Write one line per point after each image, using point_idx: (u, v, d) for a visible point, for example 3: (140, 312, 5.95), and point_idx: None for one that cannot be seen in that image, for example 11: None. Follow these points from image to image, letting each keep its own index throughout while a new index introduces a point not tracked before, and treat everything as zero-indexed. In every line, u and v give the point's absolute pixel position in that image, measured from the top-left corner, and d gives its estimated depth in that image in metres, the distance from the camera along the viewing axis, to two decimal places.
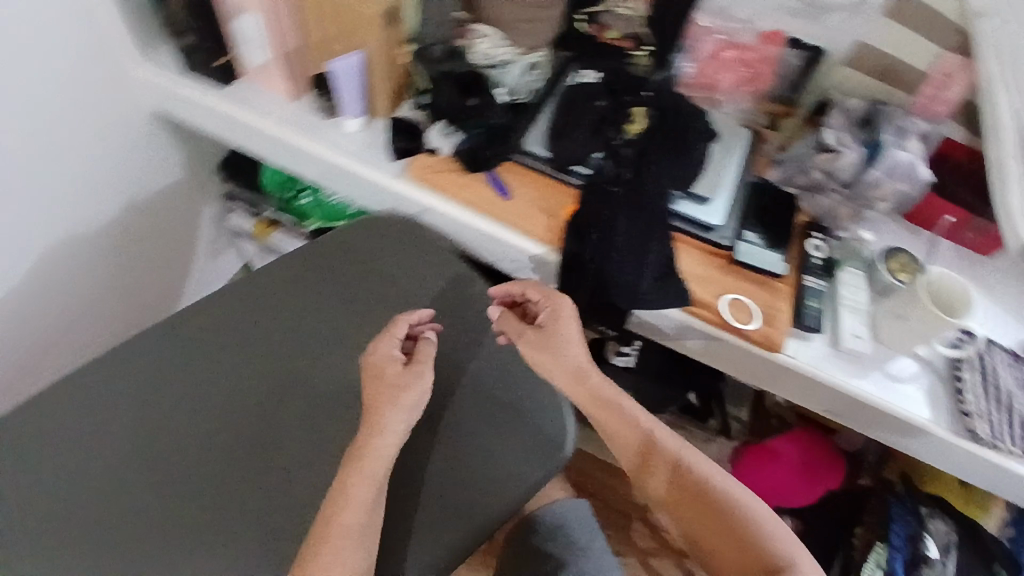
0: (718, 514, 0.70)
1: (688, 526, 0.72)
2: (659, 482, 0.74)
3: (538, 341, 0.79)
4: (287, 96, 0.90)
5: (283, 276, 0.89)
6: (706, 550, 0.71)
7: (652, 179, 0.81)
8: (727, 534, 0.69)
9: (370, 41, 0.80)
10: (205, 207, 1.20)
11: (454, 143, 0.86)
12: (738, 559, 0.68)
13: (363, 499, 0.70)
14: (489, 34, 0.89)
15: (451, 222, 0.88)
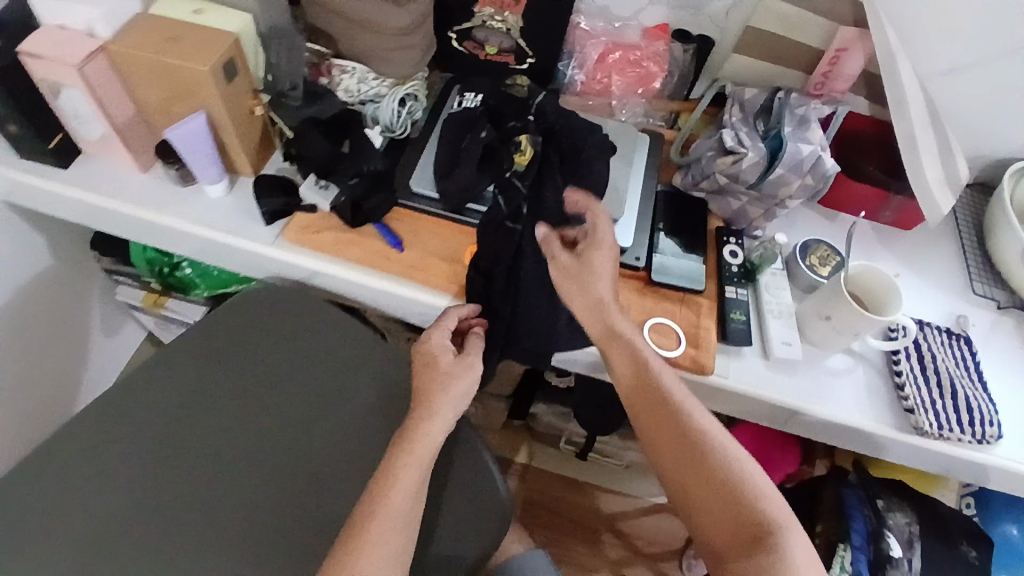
0: (717, 468, 0.59)
1: (676, 480, 0.61)
2: (654, 421, 0.62)
3: (571, 267, 0.70)
4: (138, 168, 0.79)
5: (186, 363, 0.83)
6: (689, 501, 0.59)
7: (548, 212, 0.74)
8: (717, 497, 0.58)
9: (211, 100, 0.71)
10: (85, 293, 1.07)
11: (331, 197, 0.77)
12: (722, 520, 0.57)
13: (404, 491, 0.61)
14: (353, 69, 0.81)
15: (343, 284, 0.79)
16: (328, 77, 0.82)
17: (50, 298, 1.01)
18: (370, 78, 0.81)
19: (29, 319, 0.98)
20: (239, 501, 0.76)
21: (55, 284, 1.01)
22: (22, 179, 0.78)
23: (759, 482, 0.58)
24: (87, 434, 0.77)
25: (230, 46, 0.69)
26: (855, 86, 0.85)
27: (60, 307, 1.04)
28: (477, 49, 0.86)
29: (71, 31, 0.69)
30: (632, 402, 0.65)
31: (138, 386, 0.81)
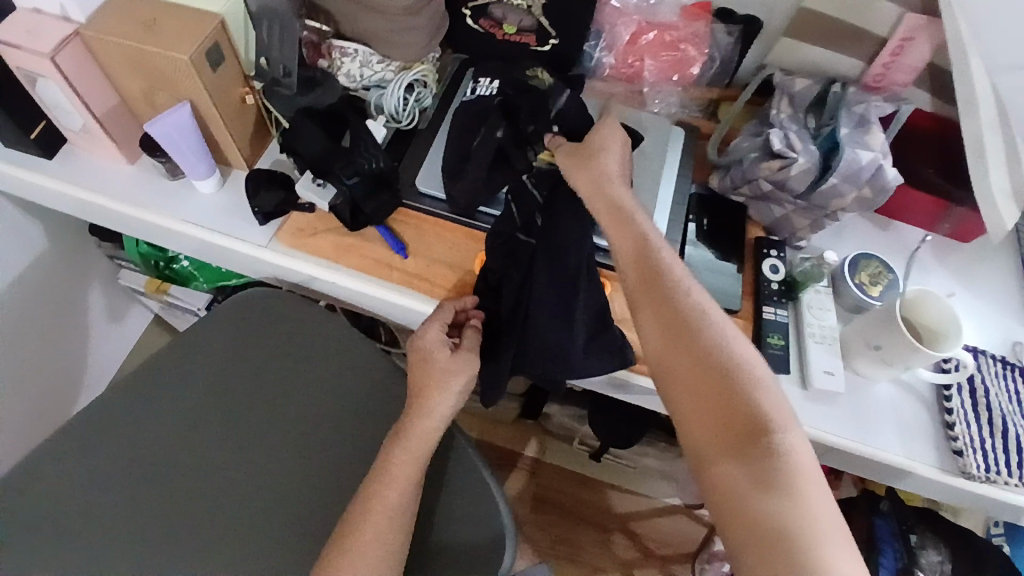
0: (726, 363, 0.50)
1: (663, 358, 0.53)
2: (661, 306, 0.54)
3: (575, 158, 0.63)
4: (124, 160, 0.73)
5: (177, 369, 0.78)
6: (674, 389, 0.51)
7: (562, 227, 0.65)
8: (709, 380, 0.50)
9: (197, 89, 0.64)
10: (86, 283, 1.04)
11: (329, 196, 0.70)
12: (709, 414, 0.49)
13: (392, 501, 0.59)
14: (356, 51, 0.73)
15: (342, 291, 0.73)
16: (328, 60, 0.74)
17: (46, 287, 0.96)
18: (374, 62, 0.74)
19: (25, 309, 0.94)
20: (226, 520, 0.71)
21: (51, 272, 0.96)
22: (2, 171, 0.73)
23: (770, 389, 0.50)
24: (72, 445, 0.73)
25: (214, 31, 0.62)
26: (920, 79, 0.74)
27: (58, 296, 0.99)
28: (494, 28, 0.77)
29: (39, 13, 0.63)
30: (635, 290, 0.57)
31: (127, 392, 0.77)
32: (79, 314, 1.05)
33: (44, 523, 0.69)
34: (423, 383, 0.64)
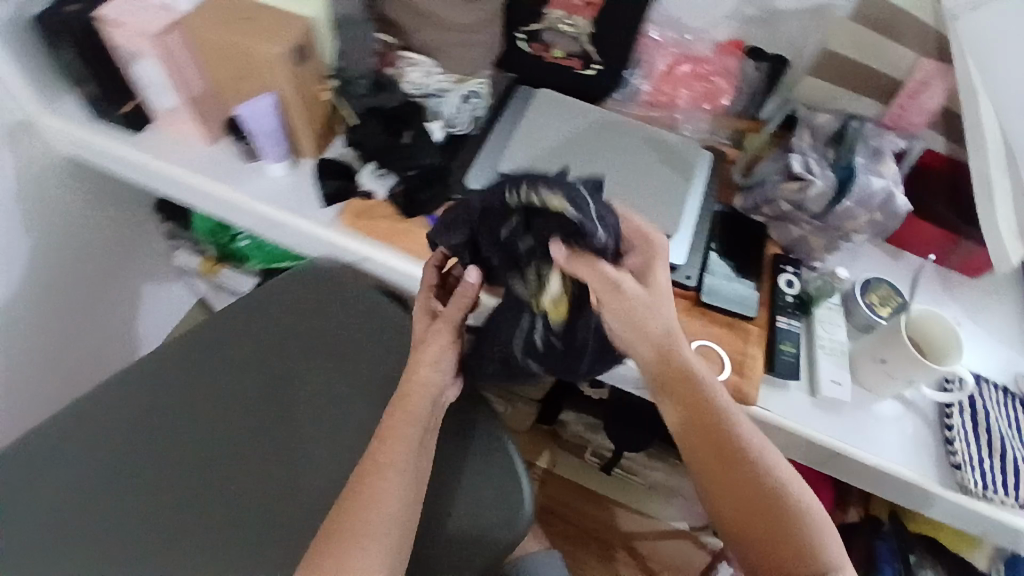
0: (748, 456, 0.58)
1: (703, 475, 0.59)
2: (682, 398, 0.59)
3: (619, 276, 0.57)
4: (206, 141, 0.82)
5: (217, 336, 0.82)
6: (718, 501, 0.59)
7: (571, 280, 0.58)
8: (751, 501, 0.57)
9: (280, 81, 0.72)
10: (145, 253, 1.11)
11: (387, 184, 0.77)
12: (753, 529, 0.57)
13: (396, 487, 0.60)
14: (420, 63, 0.80)
15: (387, 272, 0.79)
16: (393, 69, 0.80)
17: (96, 256, 1.02)
18: (435, 73, 0.80)
19: (75, 275, 0.99)
20: (251, 484, 0.74)
21: (104, 243, 1.02)
22: (96, 140, 0.82)
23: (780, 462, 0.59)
24: (111, 398, 0.76)
25: (302, 33, 0.71)
26: (934, 122, 0.81)
27: (106, 268, 1.05)
28: (543, 52, 0.83)
29: (155, 4, 0.72)
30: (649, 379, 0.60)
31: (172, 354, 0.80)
32: (138, 283, 1.13)
33: (76, 470, 0.72)
34: (406, 391, 0.66)
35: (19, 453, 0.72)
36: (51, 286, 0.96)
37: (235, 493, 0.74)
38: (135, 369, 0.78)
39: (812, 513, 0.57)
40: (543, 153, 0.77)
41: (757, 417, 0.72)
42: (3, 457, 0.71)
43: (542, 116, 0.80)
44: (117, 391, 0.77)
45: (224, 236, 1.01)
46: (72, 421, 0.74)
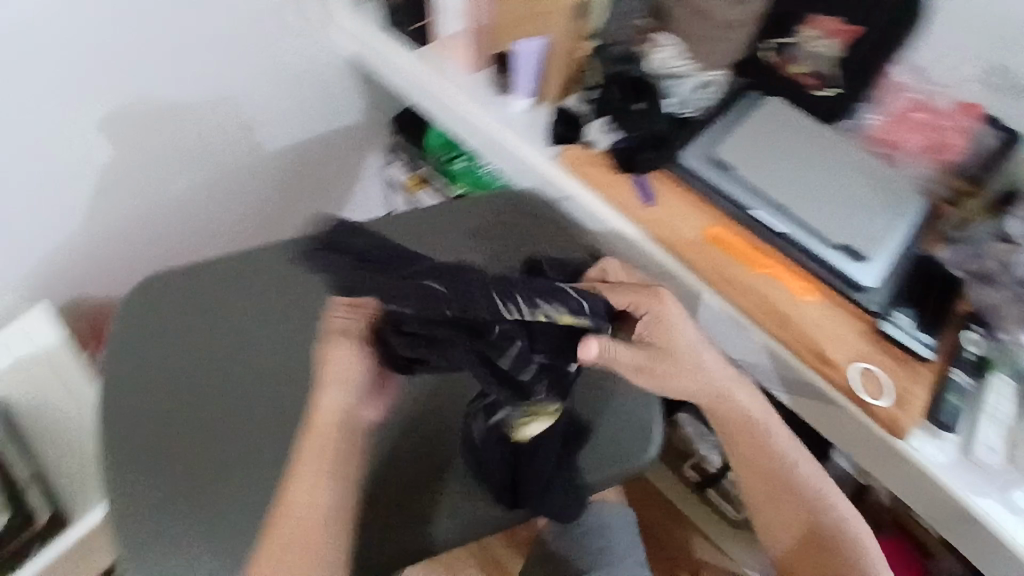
0: (798, 476, 0.72)
1: (750, 489, 0.73)
2: (754, 452, 0.72)
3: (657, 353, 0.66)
4: (466, 68, 0.92)
5: (414, 226, 0.89)
6: (765, 512, 0.72)
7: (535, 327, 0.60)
8: (797, 510, 0.71)
9: (554, 28, 0.81)
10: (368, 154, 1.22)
11: (611, 140, 0.84)
12: (797, 531, 0.71)
13: (316, 514, 0.63)
14: (670, 45, 0.85)
15: (587, 217, 0.87)
16: (641, 45, 0.85)
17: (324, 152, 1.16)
18: (681, 57, 0.84)
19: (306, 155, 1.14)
20: None
21: (334, 143, 1.16)
22: (381, 44, 0.95)
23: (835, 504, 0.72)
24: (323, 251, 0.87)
25: None
26: None
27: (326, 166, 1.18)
28: (783, 66, 0.85)
29: None
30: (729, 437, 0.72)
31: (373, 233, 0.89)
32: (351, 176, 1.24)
33: (282, 296, 0.83)
34: (315, 421, 0.65)
35: (238, 270, 0.85)
36: (284, 168, 1.12)
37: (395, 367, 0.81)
38: (346, 235, 0.89)
39: (851, 526, 0.72)
40: (766, 152, 0.80)
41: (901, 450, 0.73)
42: (234, 267, 0.85)
43: (770, 119, 0.82)
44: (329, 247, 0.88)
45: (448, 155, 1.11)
46: (282, 259, 0.85)
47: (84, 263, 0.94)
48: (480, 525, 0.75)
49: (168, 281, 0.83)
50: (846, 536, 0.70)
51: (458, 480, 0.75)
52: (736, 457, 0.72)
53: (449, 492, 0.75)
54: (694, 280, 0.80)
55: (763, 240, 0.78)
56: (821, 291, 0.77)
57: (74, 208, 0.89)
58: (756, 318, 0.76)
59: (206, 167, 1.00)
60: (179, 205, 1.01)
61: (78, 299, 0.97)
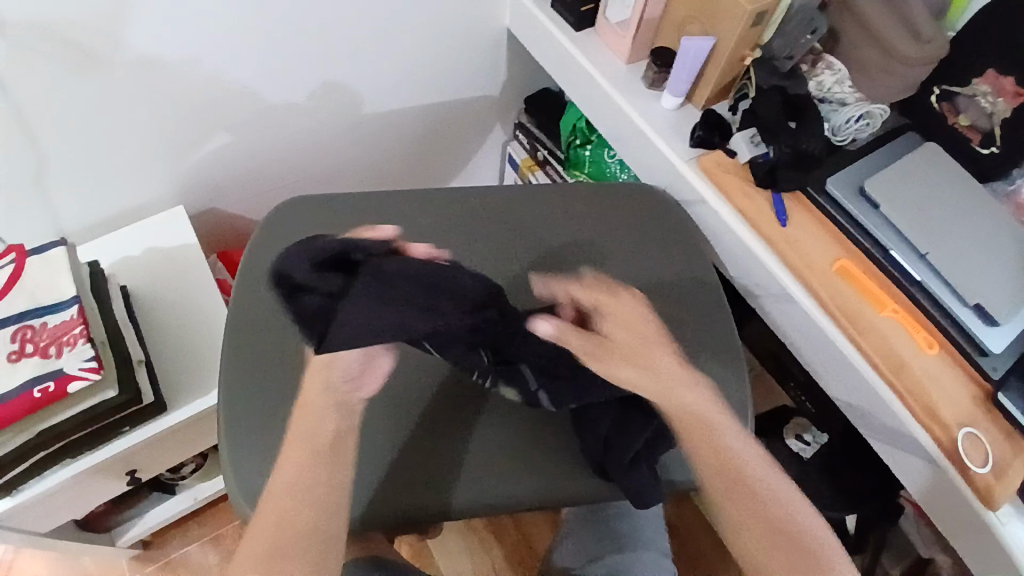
0: (752, 476, 0.66)
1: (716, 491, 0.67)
2: (710, 448, 0.67)
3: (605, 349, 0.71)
4: (623, 57, 0.93)
5: (537, 200, 0.88)
6: (736, 523, 0.66)
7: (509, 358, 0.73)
8: (769, 524, 0.65)
9: (726, 32, 0.82)
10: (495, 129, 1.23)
11: (755, 154, 0.83)
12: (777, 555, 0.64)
13: (315, 500, 0.64)
14: (838, 70, 0.85)
15: (712, 224, 0.86)
16: (810, 66, 0.86)
17: (458, 112, 1.16)
18: (846, 86, 0.84)
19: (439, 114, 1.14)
20: None
21: (468, 104, 1.16)
22: (544, 18, 0.96)
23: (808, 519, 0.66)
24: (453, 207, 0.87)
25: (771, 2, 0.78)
26: None
27: (456, 126, 1.18)
28: (948, 114, 0.82)
29: None
30: (697, 434, 0.68)
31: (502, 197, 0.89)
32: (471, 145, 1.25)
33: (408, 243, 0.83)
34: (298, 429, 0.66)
35: (371, 208, 0.85)
36: (415, 121, 1.12)
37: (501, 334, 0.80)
38: (474, 194, 0.88)
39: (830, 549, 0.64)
40: (914, 195, 0.77)
41: (990, 525, 0.67)
42: (368, 206, 0.85)
43: (924, 164, 0.80)
44: (458, 203, 0.87)
45: (580, 139, 1.08)
46: (414, 201, 0.86)
47: (219, 172, 0.99)
48: (558, 493, 0.72)
49: (303, 205, 0.84)
50: (821, 553, 0.64)
51: (556, 441, 0.73)
52: (696, 451, 0.68)
53: (546, 453, 0.73)
54: (814, 308, 0.78)
55: (893, 284, 0.77)
56: (943, 346, 0.74)
57: (228, 119, 0.92)
58: (868, 356, 0.74)
59: (347, 105, 1.02)
60: (314, 135, 1.03)
61: (209, 207, 1.03)
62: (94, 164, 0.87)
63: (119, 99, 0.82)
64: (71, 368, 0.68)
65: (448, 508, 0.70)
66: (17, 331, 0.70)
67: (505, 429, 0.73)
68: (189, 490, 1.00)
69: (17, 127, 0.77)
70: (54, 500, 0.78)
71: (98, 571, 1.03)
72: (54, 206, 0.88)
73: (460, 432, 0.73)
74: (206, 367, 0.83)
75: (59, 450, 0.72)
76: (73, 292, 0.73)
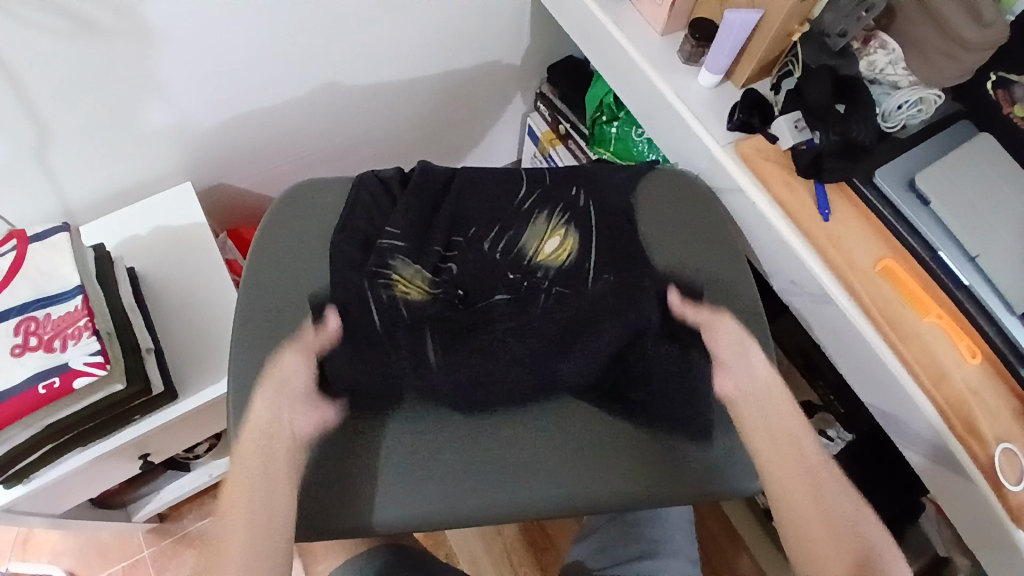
0: (835, 481, 0.65)
1: (790, 500, 0.64)
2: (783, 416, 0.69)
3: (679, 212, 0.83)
4: (656, 28, 0.86)
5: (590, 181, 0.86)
6: (795, 529, 0.63)
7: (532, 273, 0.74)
8: (836, 533, 0.62)
9: (776, 6, 0.75)
10: (517, 97, 1.17)
11: (799, 140, 0.78)
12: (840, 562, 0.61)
13: (244, 522, 0.60)
14: (891, 48, 0.78)
15: (747, 213, 0.81)
16: (860, 44, 0.79)
17: (476, 83, 1.10)
18: (900, 67, 0.78)
19: (456, 83, 1.08)
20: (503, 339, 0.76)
21: (489, 72, 1.09)
22: None
23: (855, 513, 0.63)
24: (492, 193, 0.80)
25: None
26: None
27: (475, 95, 1.12)
28: (1002, 103, 0.75)
29: None
30: (757, 431, 0.68)
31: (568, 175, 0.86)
32: (493, 114, 1.19)
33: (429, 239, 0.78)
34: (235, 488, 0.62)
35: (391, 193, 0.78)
36: (433, 92, 1.06)
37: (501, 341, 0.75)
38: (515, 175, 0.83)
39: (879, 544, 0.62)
40: (966, 190, 0.72)
41: (1019, 544, 0.65)
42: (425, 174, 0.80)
43: (977, 156, 0.74)
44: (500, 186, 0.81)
45: (606, 115, 1.02)
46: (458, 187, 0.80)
47: (229, 145, 0.94)
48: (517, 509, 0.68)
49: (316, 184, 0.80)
50: (855, 517, 0.63)
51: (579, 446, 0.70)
52: (760, 451, 0.68)
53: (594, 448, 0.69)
54: (850, 307, 0.73)
55: (937, 286, 0.72)
56: (987, 356, 0.69)
57: (237, 89, 0.88)
58: (908, 363, 0.70)
59: (368, 70, 0.96)
60: (337, 100, 0.98)
61: (218, 182, 0.99)
62: (99, 139, 0.83)
63: (124, 72, 0.77)
64: (78, 363, 0.67)
65: (365, 525, 0.66)
66: (20, 323, 0.69)
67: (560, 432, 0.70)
68: (204, 467, 1.01)
69: (18, 103, 0.73)
70: (66, 484, 0.78)
71: (114, 544, 1.08)
72: (59, 183, 0.85)
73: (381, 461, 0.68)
74: (214, 356, 0.81)
75: (69, 439, 0.71)
76: (77, 281, 0.71)
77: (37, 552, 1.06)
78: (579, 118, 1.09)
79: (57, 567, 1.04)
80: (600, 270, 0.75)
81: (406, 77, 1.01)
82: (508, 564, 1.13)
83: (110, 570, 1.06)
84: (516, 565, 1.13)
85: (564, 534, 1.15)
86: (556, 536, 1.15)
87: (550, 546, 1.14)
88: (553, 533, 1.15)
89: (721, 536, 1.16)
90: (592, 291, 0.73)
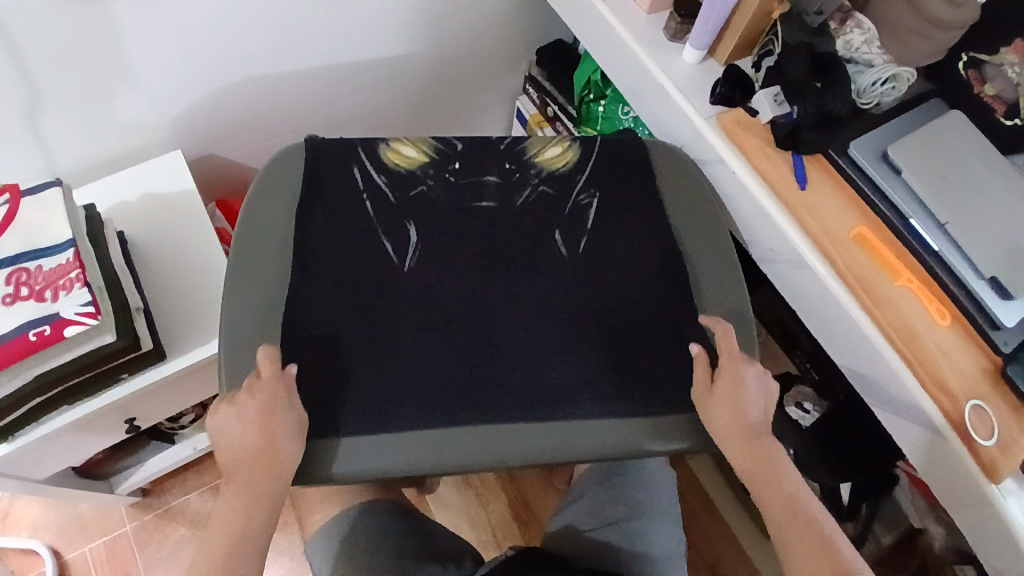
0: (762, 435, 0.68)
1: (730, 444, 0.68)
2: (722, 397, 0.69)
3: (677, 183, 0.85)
4: (642, 5, 0.89)
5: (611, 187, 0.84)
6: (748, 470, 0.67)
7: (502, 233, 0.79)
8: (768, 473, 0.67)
9: None
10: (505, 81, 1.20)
11: (778, 113, 0.80)
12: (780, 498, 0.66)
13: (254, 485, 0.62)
14: (866, 29, 0.81)
15: (729, 186, 0.83)
16: (837, 25, 0.82)
17: (465, 63, 1.12)
18: (874, 46, 0.81)
19: (445, 64, 1.10)
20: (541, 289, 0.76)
21: (477, 54, 1.12)
22: None
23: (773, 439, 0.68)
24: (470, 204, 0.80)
25: None
26: None
27: (463, 76, 1.15)
28: (974, 82, 0.80)
29: None
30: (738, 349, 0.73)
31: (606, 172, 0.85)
32: (481, 96, 1.21)
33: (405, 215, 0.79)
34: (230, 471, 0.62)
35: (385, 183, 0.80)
36: (425, 73, 1.09)
37: (532, 300, 0.75)
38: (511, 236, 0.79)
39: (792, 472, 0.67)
40: (937, 161, 0.75)
41: (987, 496, 0.67)
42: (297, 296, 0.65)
43: (950, 132, 0.77)
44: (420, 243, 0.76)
45: (593, 93, 1.06)
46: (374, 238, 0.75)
47: (221, 114, 0.95)
48: (519, 457, 0.68)
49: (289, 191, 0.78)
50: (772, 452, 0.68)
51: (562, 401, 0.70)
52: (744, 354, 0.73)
53: (503, 393, 0.70)
54: (827, 274, 0.76)
55: (910, 252, 0.75)
56: (956, 319, 0.72)
57: (232, 57, 0.89)
58: (881, 325, 0.73)
59: (363, 46, 0.98)
60: (334, 76, 1.00)
61: (208, 153, 1.00)
62: (92, 103, 0.83)
63: (120, 36, 0.78)
64: (69, 313, 0.67)
65: (385, 470, 0.67)
66: (11, 275, 0.69)
67: (486, 353, 0.72)
68: (188, 439, 1.01)
69: (16, 67, 0.74)
70: (50, 447, 0.77)
71: (95, 518, 1.07)
72: (49, 146, 0.85)
73: (367, 409, 0.68)
74: (201, 317, 0.81)
75: (56, 396, 0.71)
76: (69, 235, 0.72)
77: (16, 526, 1.05)
78: (566, 98, 1.12)
79: (35, 540, 1.03)
80: (582, 193, 0.83)
81: (400, 57, 1.03)
82: (492, 539, 1.13)
83: (90, 544, 1.05)
84: (500, 539, 1.14)
85: (547, 509, 1.16)
86: (540, 511, 1.16)
87: (533, 521, 1.15)
88: (536, 508, 1.16)
89: (699, 510, 1.18)
90: (568, 210, 0.81)
